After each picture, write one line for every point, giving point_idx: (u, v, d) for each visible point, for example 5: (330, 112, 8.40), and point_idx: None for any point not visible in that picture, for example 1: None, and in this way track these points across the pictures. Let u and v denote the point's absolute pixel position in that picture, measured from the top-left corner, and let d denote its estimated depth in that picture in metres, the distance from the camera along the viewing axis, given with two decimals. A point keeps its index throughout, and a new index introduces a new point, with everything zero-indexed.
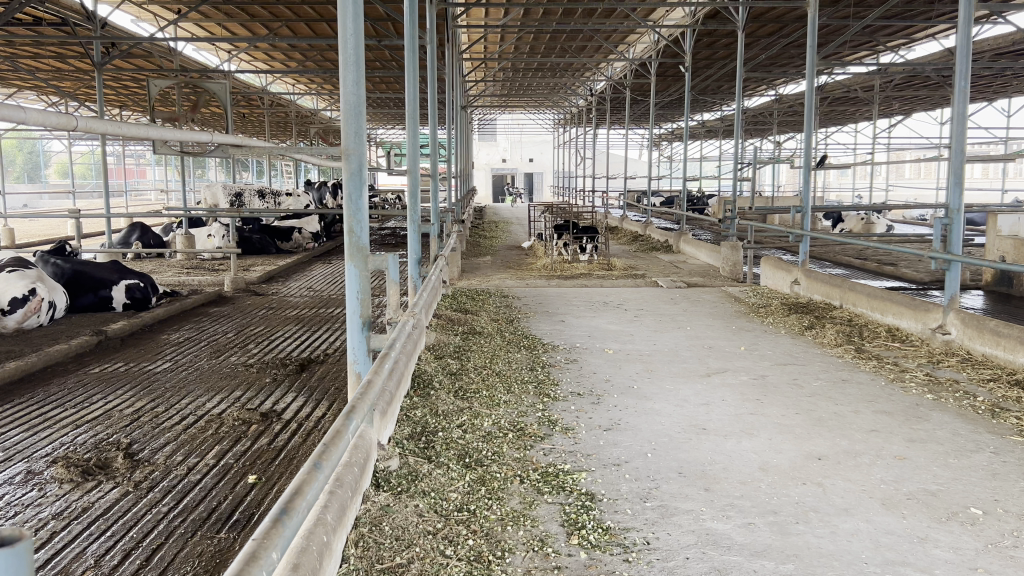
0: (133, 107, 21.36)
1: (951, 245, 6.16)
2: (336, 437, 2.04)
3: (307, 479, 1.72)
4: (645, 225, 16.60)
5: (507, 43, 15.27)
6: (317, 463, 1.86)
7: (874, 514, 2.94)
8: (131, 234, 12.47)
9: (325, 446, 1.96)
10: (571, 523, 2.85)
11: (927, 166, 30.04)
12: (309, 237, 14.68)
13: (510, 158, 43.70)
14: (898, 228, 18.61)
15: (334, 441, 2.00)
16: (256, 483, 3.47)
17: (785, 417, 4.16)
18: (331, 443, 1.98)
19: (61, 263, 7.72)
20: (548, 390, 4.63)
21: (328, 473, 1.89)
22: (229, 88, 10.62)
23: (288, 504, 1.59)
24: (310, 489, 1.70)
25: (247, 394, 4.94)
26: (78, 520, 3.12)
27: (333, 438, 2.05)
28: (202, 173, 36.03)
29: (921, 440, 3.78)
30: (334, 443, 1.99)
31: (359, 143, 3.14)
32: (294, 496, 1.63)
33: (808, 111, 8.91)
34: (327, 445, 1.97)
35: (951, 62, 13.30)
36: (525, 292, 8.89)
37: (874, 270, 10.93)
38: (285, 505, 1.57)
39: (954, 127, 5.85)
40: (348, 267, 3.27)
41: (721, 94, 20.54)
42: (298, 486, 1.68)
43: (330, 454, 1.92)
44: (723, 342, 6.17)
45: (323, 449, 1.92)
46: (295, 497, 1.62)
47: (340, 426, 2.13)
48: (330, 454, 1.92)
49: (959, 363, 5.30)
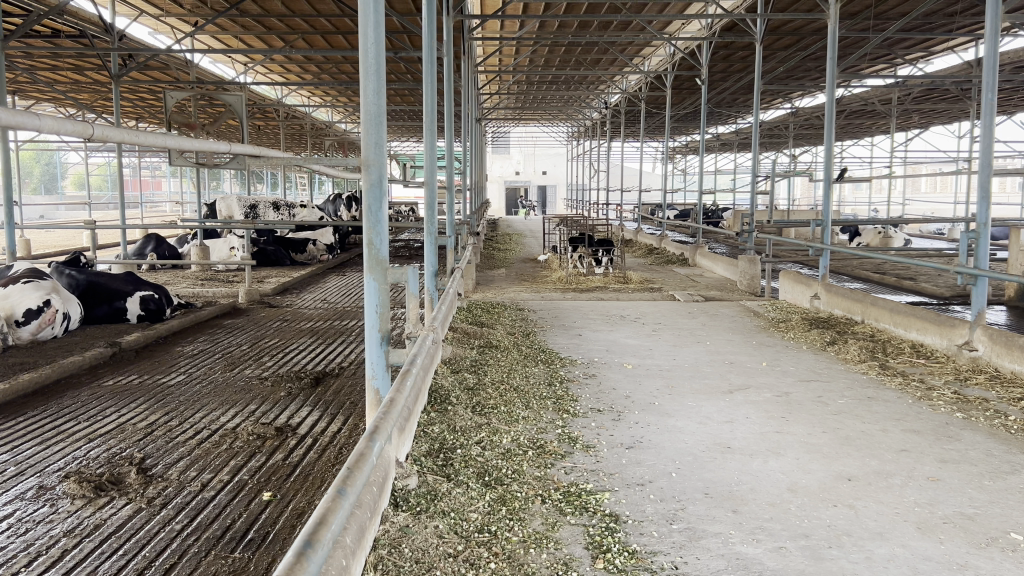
0: (150, 120, 21.48)
1: (978, 260, 6.03)
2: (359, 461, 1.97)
3: (330, 510, 1.66)
4: (660, 239, 16.50)
5: (523, 56, 15.23)
6: (340, 490, 1.80)
7: (911, 539, 2.83)
8: (146, 246, 12.50)
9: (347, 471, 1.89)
10: (596, 546, 2.76)
11: (943, 181, 29.81)
12: (324, 249, 14.67)
13: (523, 170, 43.66)
14: (916, 242, 18.41)
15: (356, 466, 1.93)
16: (270, 500, 3.40)
17: (812, 436, 4.06)
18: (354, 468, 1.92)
19: (76, 274, 7.69)
20: (567, 406, 4.55)
21: (352, 500, 1.82)
22: (244, 100, 10.56)
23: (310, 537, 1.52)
24: (333, 519, 1.64)
25: (262, 407, 4.88)
26: (90, 538, 3.05)
27: (356, 462, 1.99)
28: (217, 185, 36.19)
29: (954, 460, 3.68)
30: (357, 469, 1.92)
31: (379, 154, 3.06)
32: (316, 528, 1.57)
33: (829, 123, 8.79)
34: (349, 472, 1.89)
35: (971, 76, 13.18)
36: (541, 305, 8.82)
37: (893, 284, 10.79)
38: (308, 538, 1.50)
39: (982, 140, 5.73)
40: (367, 280, 3.17)
41: (736, 107, 20.46)
42: (320, 517, 1.61)
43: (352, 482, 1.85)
44: (743, 358, 6.06)
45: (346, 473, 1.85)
46: (319, 529, 1.56)
47: (362, 448, 2.06)
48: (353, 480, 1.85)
49: (987, 380, 5.17)
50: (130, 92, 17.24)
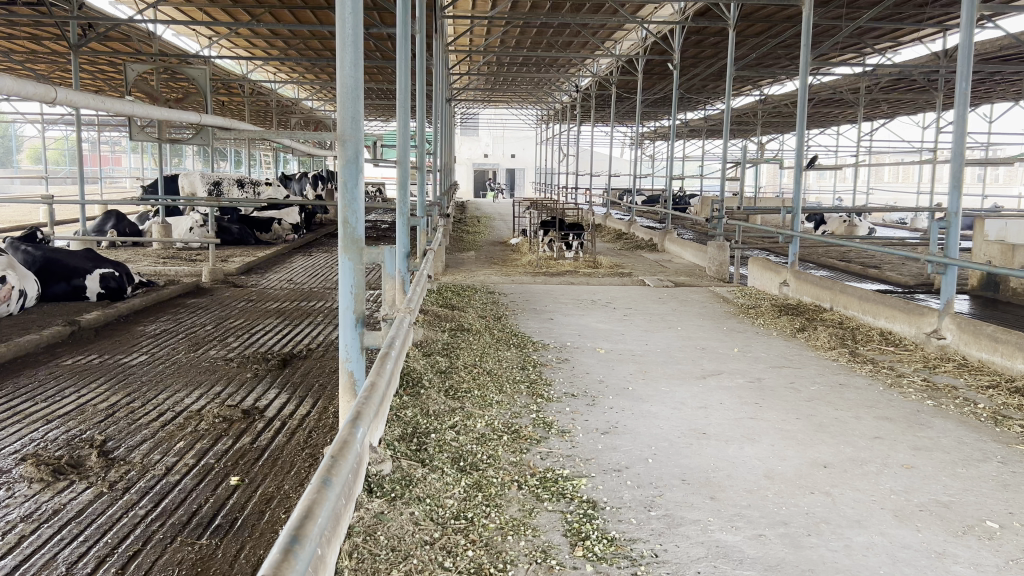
0: (110, 93, 20.99)
1: (948, 249, 6.07)
2: (344, 447, 1.88)
3: (319, 499, 1.55)
4: (629, 224, 16.51)
5: (494, 36, 15.08)
6: (326, 478, 1.70)
7: (889, 527, 2.82)
8: (106, 222, 12.22)
9: (332, 459, 1.80)
10: (574, 533, 2.71)
11: (905, 170, 30.30)
12: (289, 228, 14.41)
13: (492, 153, 43.49)
14: (880, 231, 18.65)
15: (342, 453, 1.84)
16: (238, 485, 3.30)
17: (787, 422, 4.05)
18: (339, 455, 1.82)
19: (32, 250, 7.45)
20: (541, 390, 4.49)
21: (338, 488, 1.73)
22: (209, 74, 10.27)
23: (298, 530, 1.42)
24: (322, 510, 1.54)
25: (228, 389, 4.76)
26: (49, 523, 2.93)
27: (341, 447, 1.90)
28: (178, 162, 35.55)
29: (927, 448, 3.69)
30: (342, 456, 1.82)
31: (356, 129, 2.96)
32: (304, 519, 1.47)
33: (802, 110, 8.78)
34: (335, 459, 1.80)
35: (939, 67, 13.32)
36: (512, 288, 8.75)
37: (858, 273, 10.89)
38: (296, 531, 1.40)
39: (954, 129, 5.75)
40: (341, 260, 3.08)
41: (706, 93, 20.53)
42: (308, 506, 1.51)
43: (338, 470, 1.75)
44: (715, 343, 6.06)
45: (331, 462, 1.76)
46: (307, 521, 1.46)
47: (347, 434, 1.97)
48: (339, 468, 1.76)
49: (955, 368, 5.22)
50: (90, 64, 16.80)
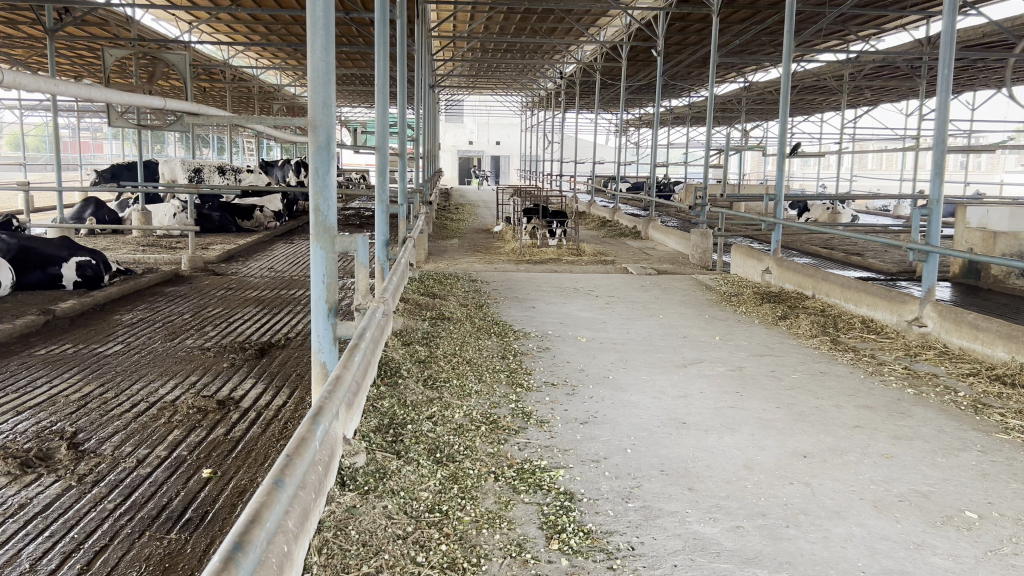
0: (89, 79, 20.70)
1: (929, 236, 6.06)
2: (300, 447, 1.81)
3: (266, 503, 1.50)
4: (613, 212, 16.47)
5: (477, 22, 14.95)
6: (277, 482, 1.64)
7: (868, 518, 2.80)
8: (84, 209, 12.06)
9: (286, 459, 1.73)
10: (550, 526, 2.68)
11: (888, 157, 30.43)
12: (271, 216, 14.29)
13: (476, 140, 43.37)
14: (862, 219, 18.71)
15: (297, 452, 1.78)
16: (211, 477, 3.24)
17: (766, 412, 4.02)
18: (293, 455, 1.76)
19: (7, 238, 7.30)
20: (521, 379, 4.46)
21: (291, 491, 1.67)
22: (188, 59, 10.09)
23: (242, 537, 1.36)
24: (271, 515, 1.47)
25: (203, 379, 4.69)
26: (13, 518, 2.86)
27: (298, 447, 1.83)
28: (159, 148, 35.25)
29: (907, 437, 3.67)
30: (297, 455, 1.77)
31: (327, 114, 2.89)
32: (250, 525, 1.41)
33: (786, 96, 8.71)
34: (289, 459, 1.74)
35: (923, 54, 13.32)
36: (494, 276, 8.69)
37: (841, 260, 10.89)
38: (240, 538, 1.34)
39: (936, 116, 5.72)
40: (313, 249, 3.01)
41: (690, 80, 20.51)
42: (255, 513, 1.44)
43: (291, 471, 1.69)
44: (697, 332, 6.03)
45: (284, 464, 1.69)
46: (252, 528, 1.40)
47: (305, 431, 1.91)
48: (293, 470, 1.69)
49: (936, 356, 5.22)
50: (68, 49, 16.53)
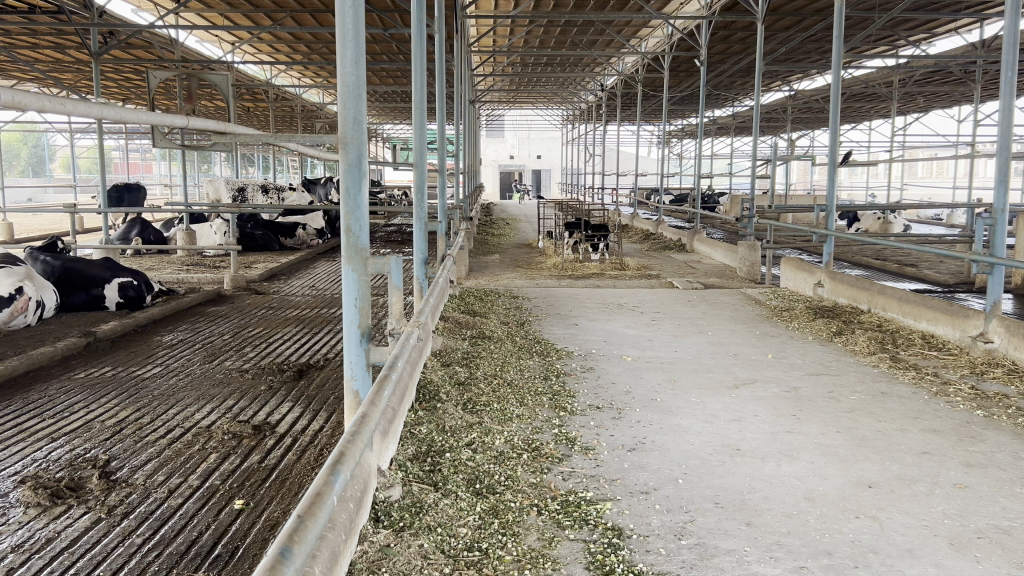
0: (136, 101, 21.14)
1: (994, 248, 5.74)
2: (313, 505, 1.63)
3: None
4: (657, 224, 16.22)
5: (516, 36, 14.85)
6: (286, 548, 1.46)
7: (943, 558, 2.57)
8: (131, 230, 12.22)
9: (297, 521, 1.55)
10: (598, 566, 2.50)
11: (940, 164, 29.70)
12: (313, 234, 14.31)
13: (518, 155, 43.45)
14: (914, 228, 18.14)
15: (309, 512, 1.60)
16: (243, 509, 3.12)
17: (826, 437, 3.79)
18: (306, 516, 1.58)
19: (51, 260, 7.38)
20: (564, 403, 4.27)
21: (302, 555, 1.50)
22: (228, 77, 10.01)
23: None
24: None
25: (241, 403, 4.60)
26: (39, 554, 2.77)
27: (311, 504, 1.65)
28: (206, 168, 36.05)
29: (981, 465, 3.41)
30: (311, 516, 1.59)
31: (358, 131, 2.77)
32: None
33: (836, 104, 8.30)
34: (301, 520, 1.56)
35: (978, 57, 12.86)
36: (536, 292, 8.54)
37: (896, 272, 10.50)
38: None
39: (1002, 121, 5.40)
40: (345, 271, 2.90)
41: (734, 89, 20.25)
42: None
43: (301, 536, 1.51)
44: (748, 349, 5.80)
45: (294, 528, 1.51)
46: None
47: (322, 484, 1.73)
48: (304, 533, 1.52)
49: (1005, 375, 4.92)
50: (114, 71, 16.86)
